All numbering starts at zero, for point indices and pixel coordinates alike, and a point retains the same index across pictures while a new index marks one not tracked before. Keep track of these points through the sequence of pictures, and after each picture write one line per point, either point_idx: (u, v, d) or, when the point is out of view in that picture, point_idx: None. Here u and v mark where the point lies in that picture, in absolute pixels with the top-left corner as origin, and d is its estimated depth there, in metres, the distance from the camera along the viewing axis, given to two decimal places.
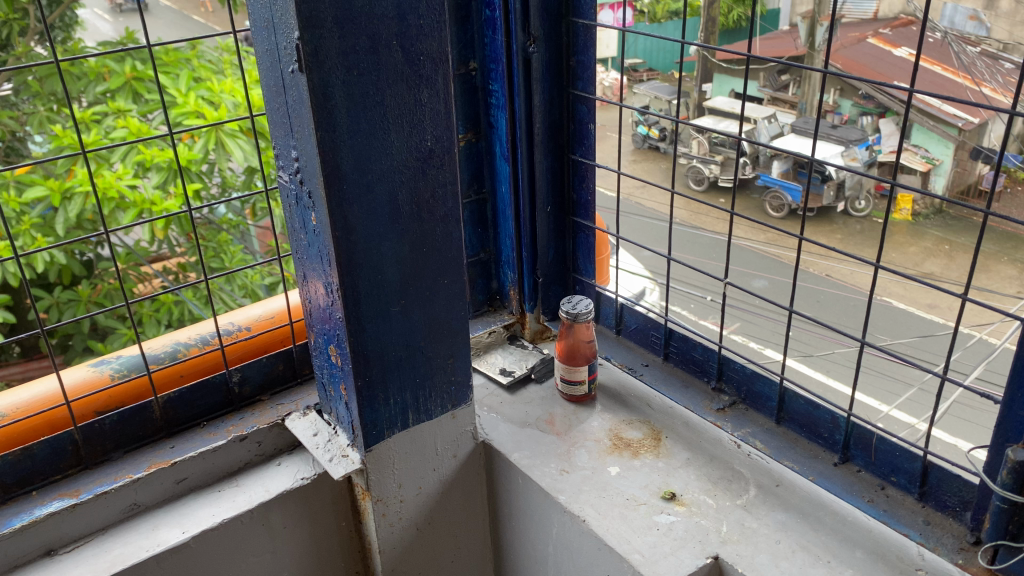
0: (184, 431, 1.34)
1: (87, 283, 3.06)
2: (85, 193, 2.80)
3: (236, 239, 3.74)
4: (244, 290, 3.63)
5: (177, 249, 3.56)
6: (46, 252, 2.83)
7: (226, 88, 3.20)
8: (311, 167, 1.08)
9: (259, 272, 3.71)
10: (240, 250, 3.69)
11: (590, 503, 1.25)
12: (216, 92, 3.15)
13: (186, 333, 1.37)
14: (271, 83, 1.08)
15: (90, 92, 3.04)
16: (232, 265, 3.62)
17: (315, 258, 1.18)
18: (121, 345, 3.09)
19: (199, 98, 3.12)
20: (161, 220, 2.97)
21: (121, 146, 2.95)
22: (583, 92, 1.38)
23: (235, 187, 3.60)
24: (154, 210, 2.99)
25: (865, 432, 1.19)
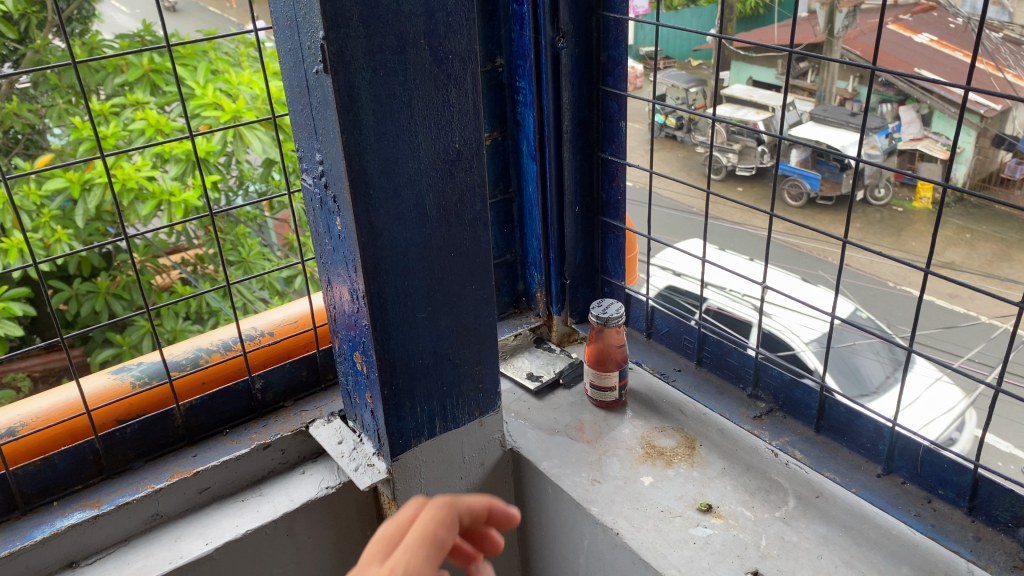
0: (207, 439, 1.31)
1: (107, 275, 3.05)
2: (104, 185, 2.78)
3: (254, 231, 3.74)
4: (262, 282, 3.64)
5: (195, 241, 3.57)
6: (66, 245, 2.81)
7: (244, 81, 3.17)
8: (335, 170, 1.04)
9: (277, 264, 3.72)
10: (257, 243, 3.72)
11: (623, 515, 1.22)
12: (233, 85, 3.13)
13: (207, 339, 1.34)
14: (294, 84, 1.04)
15: (109, 85, 3.03)
16: (250, 257, 3.62)
17: (340, 265, 1.15)
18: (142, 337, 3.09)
19: (217, 91, 3.10)
20: (180, 212, 2.95)
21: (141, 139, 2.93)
22: (614, 89, 1.33)
23: (252, 180, 3.59)
24: (173, 202, 2.98)
25: (911, 443, 1.15)
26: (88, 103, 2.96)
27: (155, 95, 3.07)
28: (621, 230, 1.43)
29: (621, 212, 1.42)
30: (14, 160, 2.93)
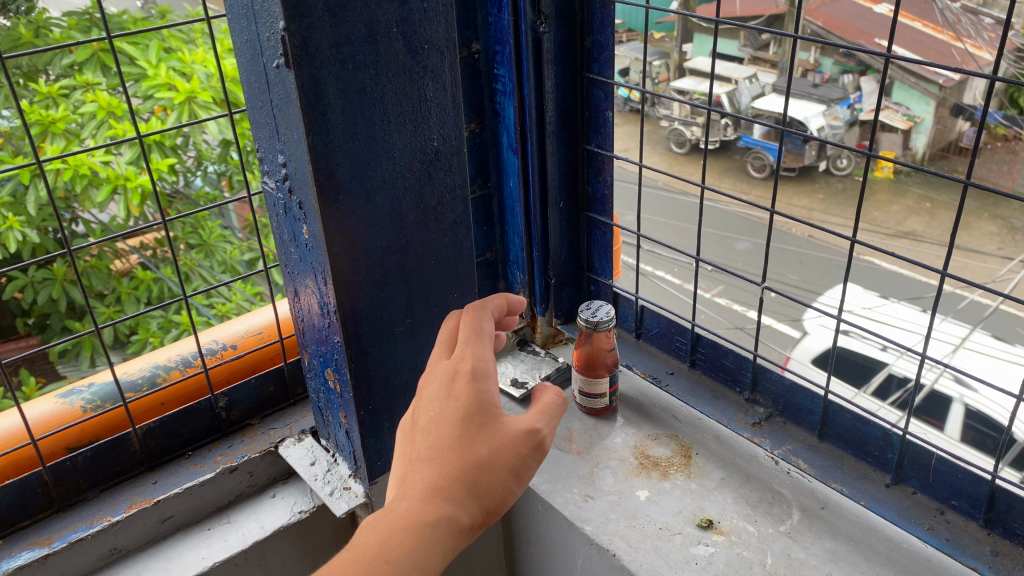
0: (167, 463, 1.21)
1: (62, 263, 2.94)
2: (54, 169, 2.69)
3: (214, 212, 3.69)
4: (223, 265, 3.65)
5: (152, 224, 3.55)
6: (18, 233, 2.68)
7: (198, 59, 3.09)
8: (300, 174, 0.94)
9: (239, 246, 3.72)
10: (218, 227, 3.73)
11: (619, 534, 1.14)
12: (187, 63, 3.05)
13: (165, 354, 1.24)
14: (252, 78, 0.94)
15: (57, 66, 2.91)
16: (210, 239, 3.65)
17: (308, 275, 1.04)
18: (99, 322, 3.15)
19: (171, 70, 3.03)
20: (136, 195, 2.89)
21: (93, 121, 2.82)
22: (599, 76, 1.25)
23: (211, 161, 3.57)
24: (128, 185, 2.90)
25: (922, 451, 1.08)
26: (35, 84, 2.84)
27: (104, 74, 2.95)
28: (608, 226, 1.35)
29: (608, 207, 1.34)
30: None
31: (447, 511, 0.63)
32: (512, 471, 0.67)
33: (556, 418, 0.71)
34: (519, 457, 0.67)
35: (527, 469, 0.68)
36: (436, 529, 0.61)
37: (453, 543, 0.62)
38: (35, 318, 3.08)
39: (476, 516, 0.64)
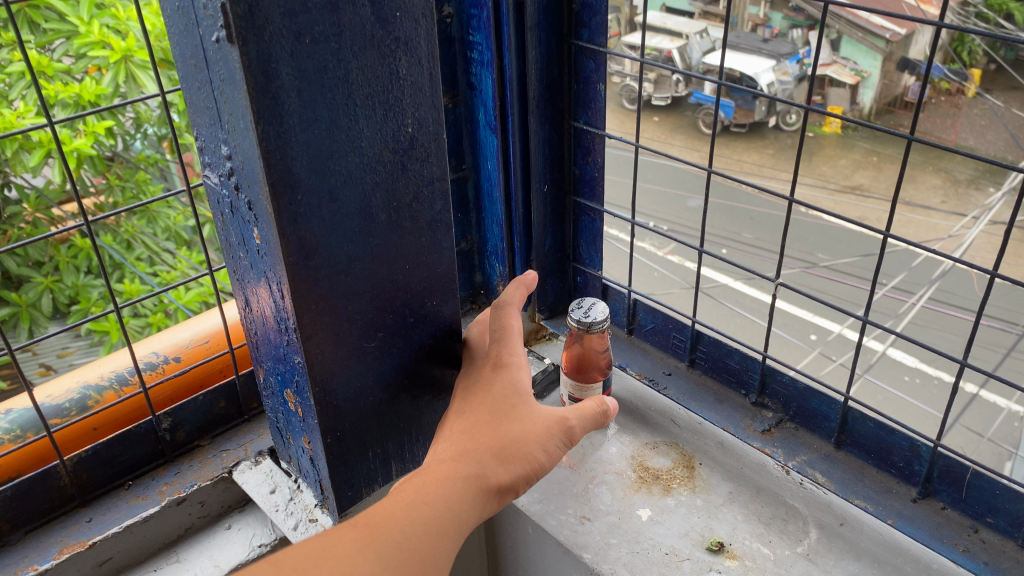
0: (104, 496, 1.05)
1: None
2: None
3: (155, 175, 3.73)
4: (168, 231, 3.80)
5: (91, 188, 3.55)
6: None
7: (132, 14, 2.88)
8: (249, 169, 0.78)
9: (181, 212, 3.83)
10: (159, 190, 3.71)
11: (623, 562, 1.02)
12: (121, 19, 2.84)
13: (96, 371, 1.07)
14: (187, 53, 0.77)
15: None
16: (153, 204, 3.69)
17: (261, 285, 0.89)
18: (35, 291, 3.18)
19: (104, 27, 2.82)
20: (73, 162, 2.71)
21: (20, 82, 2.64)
22: (591, 44, 1.10)
23: (150, 123, 3.57)
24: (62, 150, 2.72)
25: (955, 465, 0.98)
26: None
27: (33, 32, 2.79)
28: (598, 213, 1.22)
29: (597, 192, 1.21)
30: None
31: (490, 459, 0.81)
32: (538, 446, 0.84)
33: (586, 422, 0.88)
34: (550, 438, 0.85)
35: (550, 447, 0.85)
36: (482, 473, 0.80)
37: (492, 486, 0.79)
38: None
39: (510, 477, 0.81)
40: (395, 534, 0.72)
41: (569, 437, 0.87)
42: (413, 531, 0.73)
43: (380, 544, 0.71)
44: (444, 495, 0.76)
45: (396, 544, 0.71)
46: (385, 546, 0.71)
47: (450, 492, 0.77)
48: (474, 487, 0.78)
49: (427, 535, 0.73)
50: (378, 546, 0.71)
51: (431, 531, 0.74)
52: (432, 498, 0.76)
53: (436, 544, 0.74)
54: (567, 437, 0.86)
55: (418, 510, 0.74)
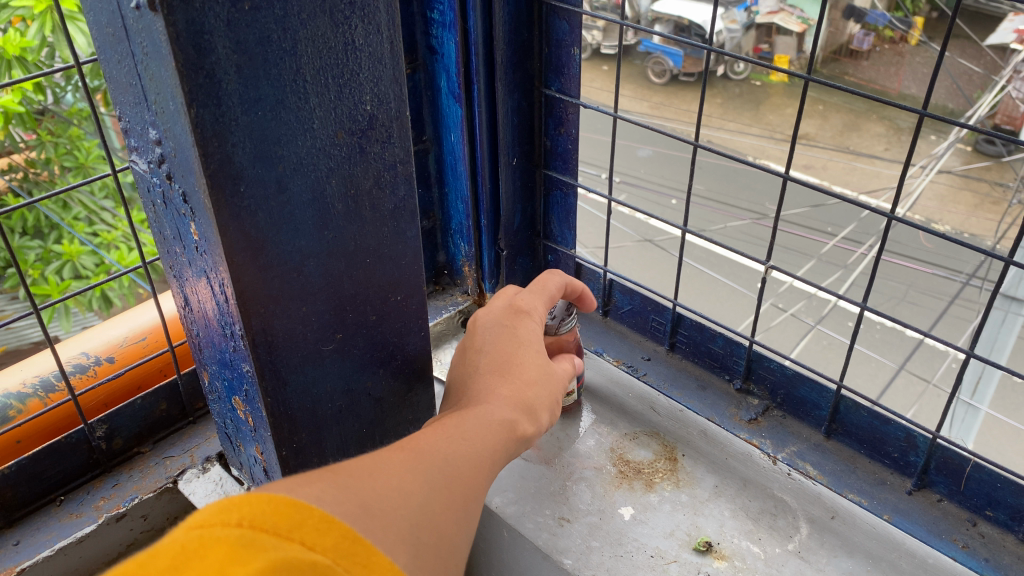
0: (32, 514, 0.95)
1: None
2: None
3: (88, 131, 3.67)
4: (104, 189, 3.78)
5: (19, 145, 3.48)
6: None
7: None
8: (182, 158, 0.67)
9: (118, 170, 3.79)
10: (95, 146, 3.62)
11: (605, 567, 0.96)
12: None
13: (20, 378, 0.96)
14: (102, 21, 0.65)
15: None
16: (88, 161, 3.60)
17: (202, 285, 0.78)
18: None
19: None
20: None
21: None
22: (564, 3, 0.99)
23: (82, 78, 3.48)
24: None
25: (954, 457, 0.93)
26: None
27: None
28: (571, 187, 1.13)
29: (571, 164, 1.11)
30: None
31: (514, 402, 0.75)
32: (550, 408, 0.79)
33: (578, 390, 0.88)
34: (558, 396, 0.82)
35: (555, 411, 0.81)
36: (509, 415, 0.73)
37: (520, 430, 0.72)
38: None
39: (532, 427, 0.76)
40: (440, 461, 0.60)
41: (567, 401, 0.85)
42: (457, 456, 0.62)
43: (429, 469, 0.58)
44: (477, 430, 0.68)
45: (446, 468, 0.60)
46: (434, 472, 0.59)
47: (484, 425, 0.69)
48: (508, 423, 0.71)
49: (471, 460, 0.63)
50: (426, 470, 0.58)
51: (476, 455, 0.64)
52: (469, 436, 0.67)
53: (482, 470, 0.64)
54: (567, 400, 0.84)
55: (457, 439, 0.65)
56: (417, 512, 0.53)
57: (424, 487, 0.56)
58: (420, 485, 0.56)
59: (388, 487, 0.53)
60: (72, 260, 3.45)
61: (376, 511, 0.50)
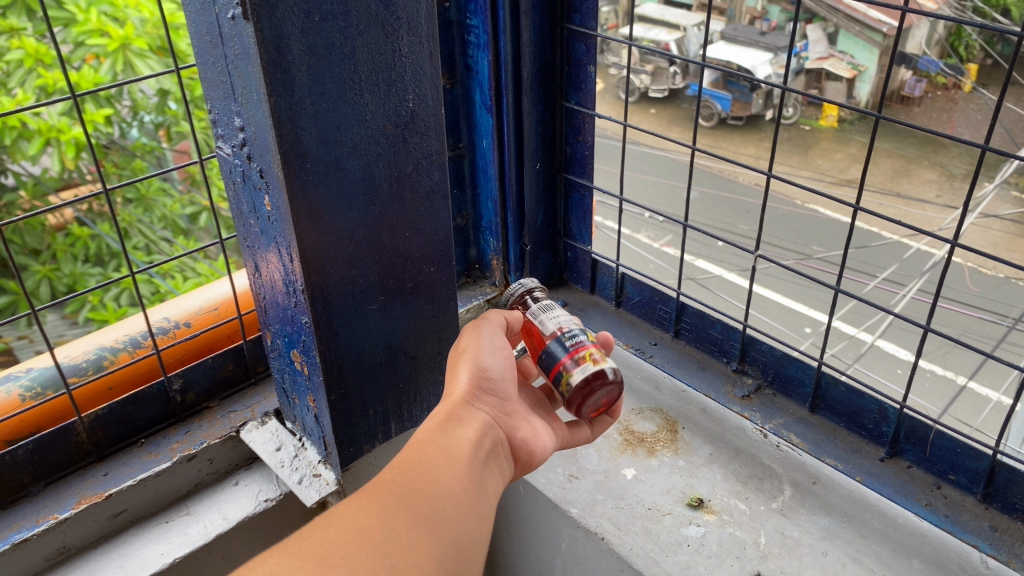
0: (119, 452, 1.12)
1: None
2: None
3: (152, 165, 3.50)
4: (164, 222, 3.53)
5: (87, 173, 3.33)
6: None
7: (132, 3, 3.00)
8: (261, 140, 0.84)
9: (180, 202, 3.57)
10: (157, 178, 3.56)
11: (608, 516, 1.09)
12: (120, 8, 2.97)
13: (112, 335, 1.13)
14: (202, 30, 0.83)
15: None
16: (150, 192, 3.50)
17: (270, 250, 0.95)
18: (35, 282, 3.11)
19: (102, 15, 2.94)
20: (71, 149, 2.85)
21: (19, 68, 2.75)
22: (582, 28, 1.16)
23: (146, 111, 3.40)
24: (62, 138, 2.86)
25: (920, 426, 1.05)
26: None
27: (32, 20, 2.88)
28: (588, 189, 1.29)
29: (587, 168, 1.28)
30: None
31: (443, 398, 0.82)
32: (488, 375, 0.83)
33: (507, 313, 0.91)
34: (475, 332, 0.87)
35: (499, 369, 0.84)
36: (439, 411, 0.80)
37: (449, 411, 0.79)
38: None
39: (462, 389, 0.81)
40: (389, 484, 0.66)
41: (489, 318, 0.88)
42: (401, 469, 0.68)
43: (381, 497, 0.65)
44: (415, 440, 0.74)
45: (397, 489, 0.66)
46: (386, 498, 0.65)
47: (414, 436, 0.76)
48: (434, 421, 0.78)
49: (418, 468, 0.69)
50: (379, 498, 0.64)
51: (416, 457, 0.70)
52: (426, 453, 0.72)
53: (429, 469, 0.70)
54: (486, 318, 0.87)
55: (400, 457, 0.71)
56: (380, 546, 0.61)
57: (379, 517, 0.63)
58: (376, 516, 0.63)
59: (345, 535, 0.60)
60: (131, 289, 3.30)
61: (338, 562, 0.58)
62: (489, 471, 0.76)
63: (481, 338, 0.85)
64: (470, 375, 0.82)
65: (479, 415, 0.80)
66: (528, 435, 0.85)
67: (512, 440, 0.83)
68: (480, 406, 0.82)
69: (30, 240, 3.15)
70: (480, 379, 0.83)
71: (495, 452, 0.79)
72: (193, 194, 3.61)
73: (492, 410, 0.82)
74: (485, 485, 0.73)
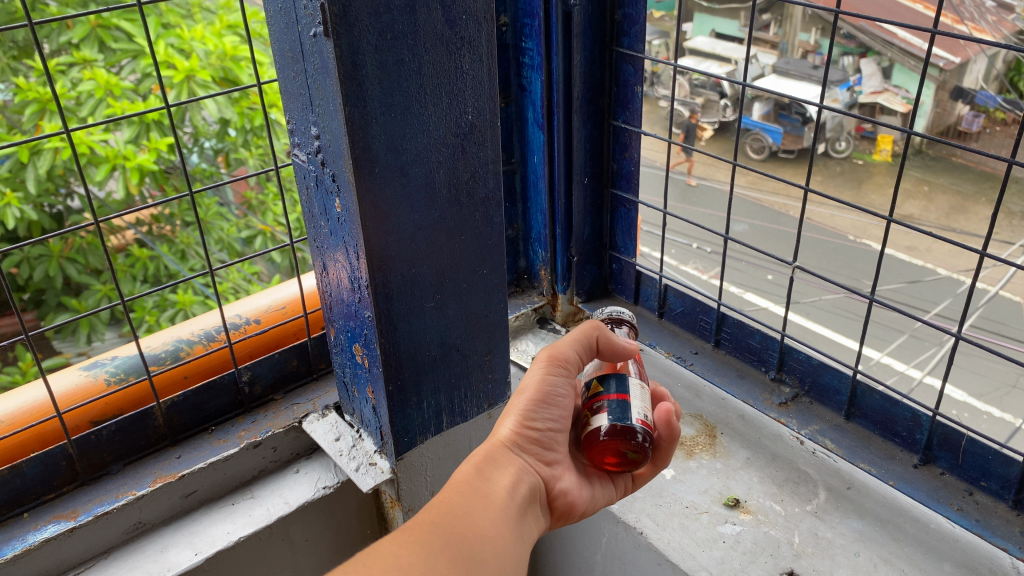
0: (191, 437, 1.21)
1: (59, 238, 3.07)
2: (54, 148, 2.83)
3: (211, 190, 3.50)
4: (221, 243, 3.45)
5: (149, 200, 3.39)
6: (16, 208, 2.86)
7: (197, 35, 3.05)
8: (335, 146, 0.93)
9: (236, 225, 3.52)
10: (216, 203, 3.52)
11: (646, 512, 1.14)
12: (186, 40, 3.02)
13: (189, 328, 1.23)
14: (285, 47, 0.92)
15: (54, 41, 2.98)
16: (208, 217, 3.44)
17: (338, 249, 1.03)
18: (96, 301, 3.13)
19: (169, 47, 2.99)
20: (135, 176, 2.95)
21: (91, 98, 2.87)
22: (630, 51, 1.24)
23: (207, 138, 3.32)
24: (128, 164, 2.97)
25: (952, 433, 1.08)
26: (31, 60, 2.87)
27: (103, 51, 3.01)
28: (633, 204, 1.36)
29: (634, 184, 1.34)
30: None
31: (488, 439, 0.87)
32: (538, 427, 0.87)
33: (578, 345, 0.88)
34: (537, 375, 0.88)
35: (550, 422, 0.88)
36: (481, 453, 0.85)
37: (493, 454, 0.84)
38: (30, 294, 3.15)
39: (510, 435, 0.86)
40: (432, 526, 0.72)
41: (562, 359, 0.88)
42: (444, 512, 0.74)
43: (424, 537, 0.70)
44: (456, 480, 0.81)
45: (439, 530, 0.72)
46: (429, 538, 0.71)
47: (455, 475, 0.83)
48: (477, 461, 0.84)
49: (459, 510, 0.76)
50: (422, 541, 0.70)
51: (457, 500, 0.76)
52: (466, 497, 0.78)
53: (470, 512, 0.76)
54: (554, 357, 0.88)
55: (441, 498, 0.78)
56: None
57: (423, 558, 0.68)
58: (420, 558, 0.68)
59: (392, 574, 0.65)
60: (185, 308, 3.28)
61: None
62: (523, 519, 0.81)
63: (544, 385, 0.87)
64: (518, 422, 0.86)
65: (520, 460, 0.85)
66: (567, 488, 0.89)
67: (550, 490, 0.88)
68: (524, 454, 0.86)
69: (91, 260, 3.13)
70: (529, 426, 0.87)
71: (531, 501, 0.84)
72: (251, 218, 3.54)
73: (535, 458, 0.87)
74: (518, 531, 0.79)
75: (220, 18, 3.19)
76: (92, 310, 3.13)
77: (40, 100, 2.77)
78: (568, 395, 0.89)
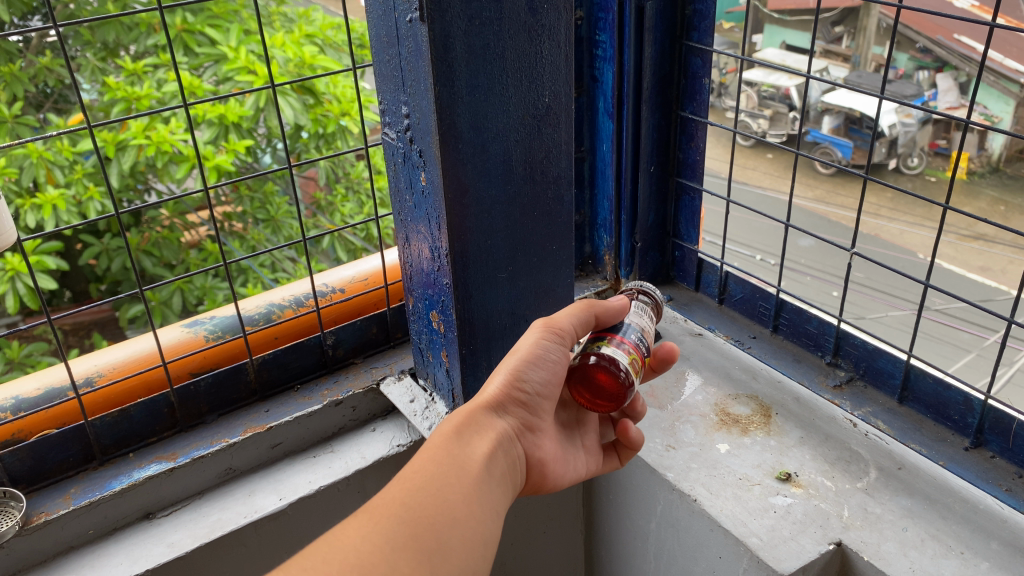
0: (278, 394, 1.31)
1: (135, 232, 3.16)
2: (137, 146, 2.94)
3: (282, 190, 3.52)
4: (290, 241, 3.45)
5: (222, 199, 3.43)
6: (99, 202, 2.92)
7: (277, 42, 3.15)
8: (423, 124, 1.01)
9: (305, 224, 3.51)
10: (286, 201, 3.49)
11: (701, 481, 1.20)
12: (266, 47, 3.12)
13: (280, 294, 1.34)
14: (382, 32, 1.01)
15: (142, 44, 3.07)
16: (279, 216, 3.43)
17: (421, 221, 1.11)
18: (167, 292, 3.20)
19: (250, 53, 3.07)
20: (211, 175, 2.99)
21: (172, 97, 2.99)
22: (699, 44, 1.31)
23: (281, 140, 3.35)
24: (204, 165, 3.02)
25: (1003, 417, 1.11)
26: (120, 62, 3.00)
27: (188, 55, 3.12)
28: (697, 191, 1.44)
29: (698, 173, 1.42)
30: (47, 115, 3.05)
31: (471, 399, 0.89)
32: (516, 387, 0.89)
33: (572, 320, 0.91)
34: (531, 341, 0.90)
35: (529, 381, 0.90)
36: (463, 416, 0.87)
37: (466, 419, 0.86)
38: (105, 285, 3.26)
39: (492, 395, 0.88)
40: (397, 510, 0.72)
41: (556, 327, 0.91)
42: (409, 493, 0.75)
43: (387, 523, 0.71)
44: (429, 450, 0.81)
45: (406, 517, 0.72)
46: (393, 525, 0.71)
47: (434, 439, 0.84)
48: (451, 425, 0.86)
49: (431, 485, 0.77)
50: (384, 527, 0.71)
51: (431, 475, 0.77)
52: (432, 464, 0.79)
53: (445, 488, 0.77)
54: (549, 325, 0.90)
55: (417, 470, 0.78)
56: None
57: (382, 551, 0.69)
58: (380, 550, 0.69)
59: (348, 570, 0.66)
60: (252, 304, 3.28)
61: None
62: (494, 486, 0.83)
63: (537, 348, 0.90)
64: (508, 380, 0.89)
65: (499, 426, 0.88)
66: (545, 454, 0.93)
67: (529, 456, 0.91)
68: (506, 415, 0.89)
69: (166, 253, 3.22)
70: (515, 387, 0.89)
71: (506, 462, 0.86)
72: (320, 218, 3.54)
73: (516, 423, 0.89)
74: (491, 498, 0.81)
75: (299, 26, 3.29)
76: (165, 301, 3.23)
77: (127, 98, 2.92)
78: (561, 361, 0.91)
